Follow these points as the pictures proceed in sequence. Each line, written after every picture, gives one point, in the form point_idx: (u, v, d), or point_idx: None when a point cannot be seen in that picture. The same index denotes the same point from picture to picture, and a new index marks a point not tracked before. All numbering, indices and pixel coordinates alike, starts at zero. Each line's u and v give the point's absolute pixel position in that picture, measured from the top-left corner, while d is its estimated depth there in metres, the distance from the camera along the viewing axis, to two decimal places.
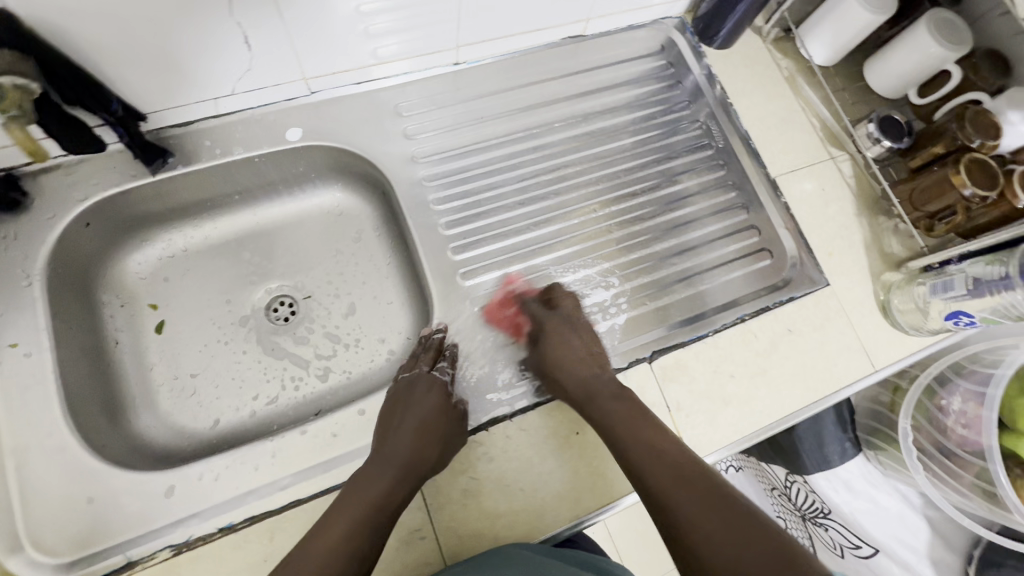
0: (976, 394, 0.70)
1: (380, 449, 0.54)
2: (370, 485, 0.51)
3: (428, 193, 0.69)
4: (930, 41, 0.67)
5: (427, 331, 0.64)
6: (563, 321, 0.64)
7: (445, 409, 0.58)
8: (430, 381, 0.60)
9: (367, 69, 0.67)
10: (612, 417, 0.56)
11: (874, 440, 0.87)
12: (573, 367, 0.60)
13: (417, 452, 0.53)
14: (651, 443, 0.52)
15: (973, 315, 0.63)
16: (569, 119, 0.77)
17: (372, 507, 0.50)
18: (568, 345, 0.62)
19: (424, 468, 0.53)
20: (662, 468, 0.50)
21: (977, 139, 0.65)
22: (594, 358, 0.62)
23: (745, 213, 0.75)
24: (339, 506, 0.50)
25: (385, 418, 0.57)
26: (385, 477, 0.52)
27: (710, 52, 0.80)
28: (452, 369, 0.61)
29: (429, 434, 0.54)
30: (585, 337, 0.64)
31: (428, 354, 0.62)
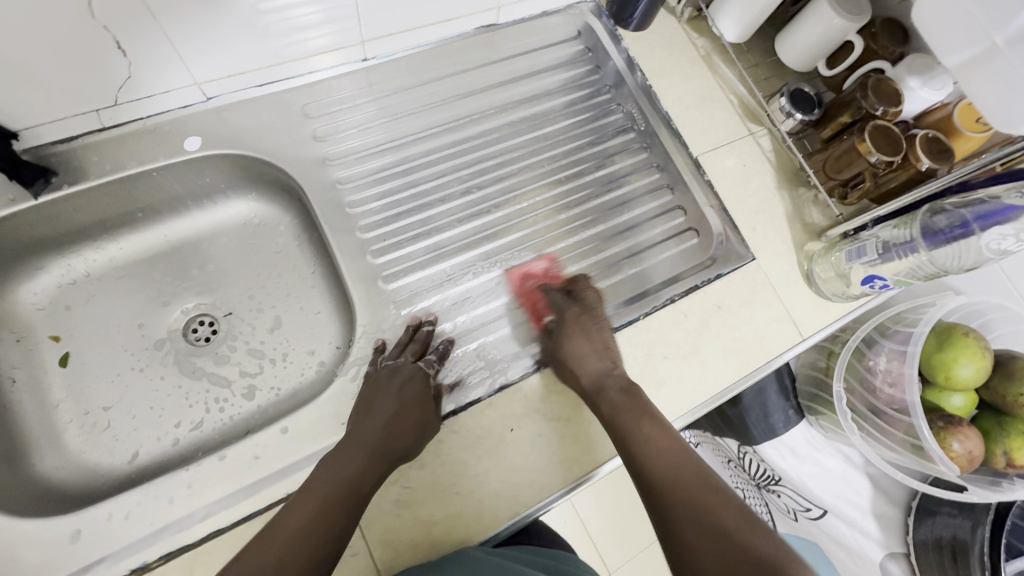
0: (899, 353, 0.72)
1: (354, 438, 0.53)
2: (342, 475, 0.50)
3: (345, 197, 0.66)
4: (831, 13, 0.69)
5: (416, 320, 0.63)
6: (589, 312, 0.64)
7: (425, 399, 0.57)
8: (413, 370, 0.58)
9: (266, 71, 0.64)
10: (615, 408, 0.56)
11: (815, 405, 0.89)
12: (592, 358, 0.60)
13: (393, 442, 0.53)
14: (650, 439, 0.53)
15: (887, 279, 0.65)
16: (489, 110, 0.75)
17: (340, 497, 0.49)
18: (589, 334, 0.62)
19: (396, 458, 0.53)
20: (659, 467, 0.51)
21: (881, 107, 0.66)
22: (609, 347, 0.62)
23: (670, 194, 0.75)
24: (302, 498, 0.49)
25: (364, 407, 0.56)
26: (358, 463, 0.51)
27: (626, 34, 0.80)
28: (437, 364, 0.60)
29: (405, 425, 0.54)
30: (603, 327, 0.63)
31: (416, 345, 0.60)
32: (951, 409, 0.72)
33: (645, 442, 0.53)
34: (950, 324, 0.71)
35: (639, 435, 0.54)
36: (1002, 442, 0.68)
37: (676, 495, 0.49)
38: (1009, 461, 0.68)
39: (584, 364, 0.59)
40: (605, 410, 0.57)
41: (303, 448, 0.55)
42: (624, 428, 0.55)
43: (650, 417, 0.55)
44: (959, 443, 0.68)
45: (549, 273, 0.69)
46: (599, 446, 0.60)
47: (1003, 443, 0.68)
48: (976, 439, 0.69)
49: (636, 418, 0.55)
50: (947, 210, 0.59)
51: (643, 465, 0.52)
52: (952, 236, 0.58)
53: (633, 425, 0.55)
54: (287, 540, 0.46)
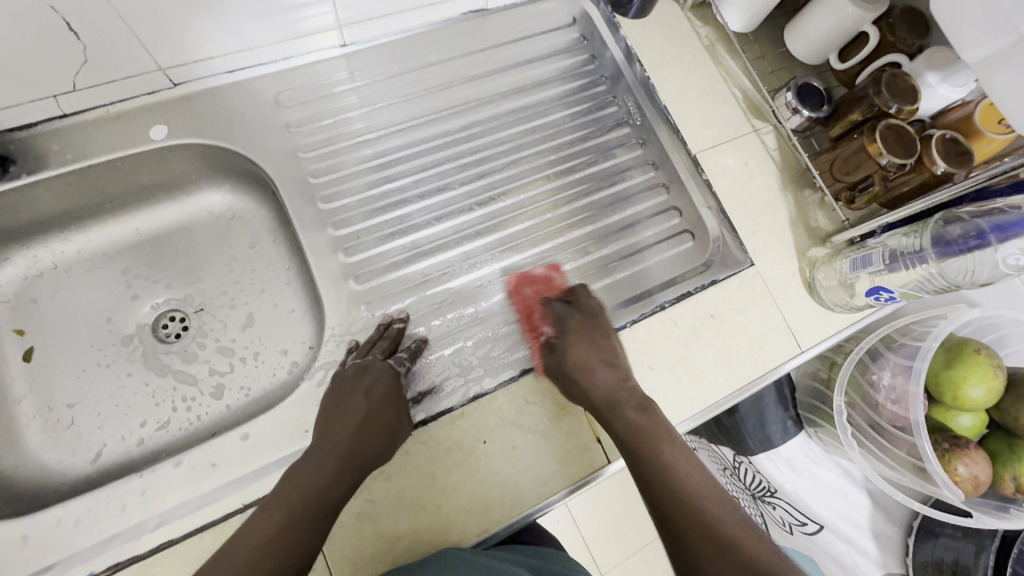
0: (905, 368, 0.68)
1: (323, 441, 0.51)
2: (309, 480, 0.48)
3: (318, 192, 0.63)
4: (845, 1, 0.63)
5: (387, 317, 0.60)
6: (589, 319, 0.61)
7: (396, 400, 0.54)
8: (382, 368, 0.55)
9: (237, 56, 0.60)
10: (631, 425, 0.54)
11: (814, 418, 0.85)
12: (600, 371, 0.57)
13: (363, 445, 0.50)
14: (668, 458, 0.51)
15: (893, 291, 0.60)
16: (476, 101, 0.71)
17: (309, 501, 0.47)
18: (588, 345, 0.58)
19: (367, 462, 0.50)
20: (676, 490, 0.49)
21: (894, 105, 0.61)
22: (616, 362, 0.58)
23: (666, 193, 0.70)
24: (269, 502, 0.47)
25: (330, 409, 0.54)
26: (326, 470, 0.49)
27: (625, 22, 0.75)
28: (409, 362, 0.57)
29: (375, 428, 0.52)
30: (606, 335, 0.60)
31: (384, 342, 0.57)
32: (958, 429, 0.67)
33: (664, 462, 0.51)
34: (961, 339, 0.66)
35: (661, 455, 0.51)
36: (1012, 466, 0.64)
37: (694, 521, 0.47)
38: (1018, 486, 0.64)
39: (593, 379, 0.56)
40: (620, 429, 0.54)
41: (264, 456, 0.52)
42: (642, 445, 0.52)
43: (667, 437, 0.53)
44: (964, 467, 0.64)
45: (550, 281, 0.65)
46: (585, 456, 0.57)
47: (1013, 467, 0.64)
48: (984, 463, 0.65)
49: (654, 437, 0.53)
50: (962, 219, 0.55)
51: (660, 486, 0.50)
52: (966, 247, 0.54)
53: (653, 443, 0.52)
54: (254, 550, 0.44)
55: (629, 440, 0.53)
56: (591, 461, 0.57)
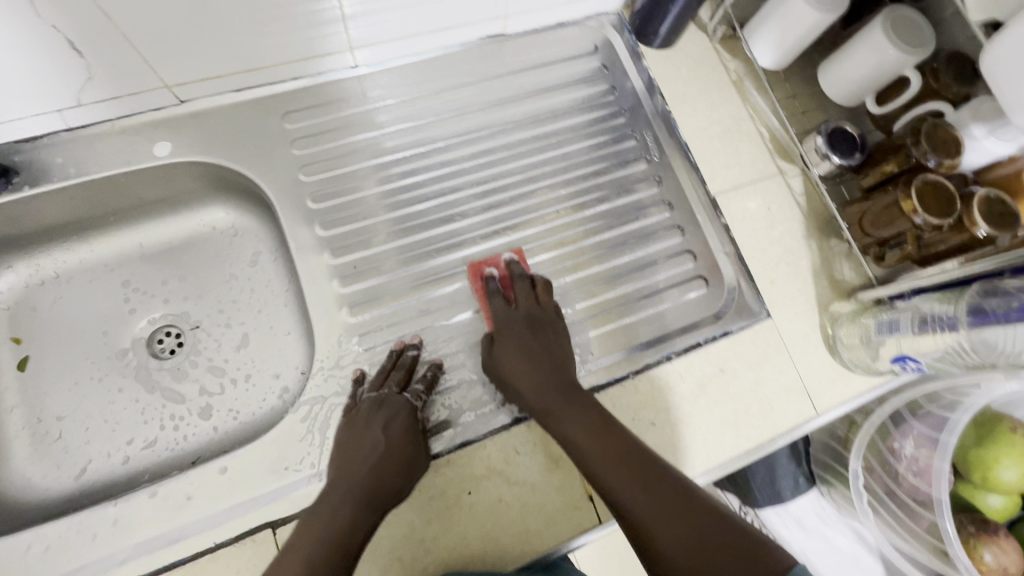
0: (929, 440, 0.62)
1: (340, 480, 0.50)
2: (324, 526, 0.47)
3: (319, 216, 0.62)
4: (885, 43, 0.59)
5: (401, 343, 0.58)
6: (523, 322, 0.58)
7: (412, 435, 0.53)
8: (399, 404, 0.54)
9: (247, 75, 0.60)
10: (571, 427, 0.52)
11: (828, 476, 0.80)
12: (529, 372, 0.55)
13: (380, 485, 0.49)
14: (612, 449, 0.50)
15: (921, 361, 0.55)
16: (489, 129, 0.68)
17: (331, 549, 0.45)
18: (521, 349, 0.57)
19: (383, 500, 0.49)
20: (626, 478, 0.48)
21: (933, 157, 0.57)
22: (557, 362, 0.57)
23: (681, 235, 0.67)
24: (285, 555, 0.45)
25: (344, 446, 0.52)
26: (344, 513, 0.47)
27: (649, 53, 0.72)
28: (425, 395, 0.56)
29: (393, 466, 0.50)
30: (542, 339, 0.58)
31: (399, 373, 0.56)
32: (986, 510, 0.62)
33: (609, 453, 0.49)
34: (996, 414, 0.60)
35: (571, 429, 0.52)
36: None
37: (651, 509, 0.46)
38: None
39: (531, 384, 0.54)
40: (563, 431, 0.52)
41: (240, 493, 0.50)
42: (588, 444, 0.50)
43: (608, 425, 0.52)
44: (992, 555, 0.59)
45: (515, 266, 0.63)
46: (575, 513, 0.53)
47: None
48: (1015, 554, 0.60)
49: (602, 433, 0.51)
50: (1004, 292, 0.50)
51: (612, 482, 0.48)
52: (1004, 320, 0.49)
53: (596, 439, 0.51)
54: None
55: (570, 438, 0.51)
56: (582, 521, 0.53)
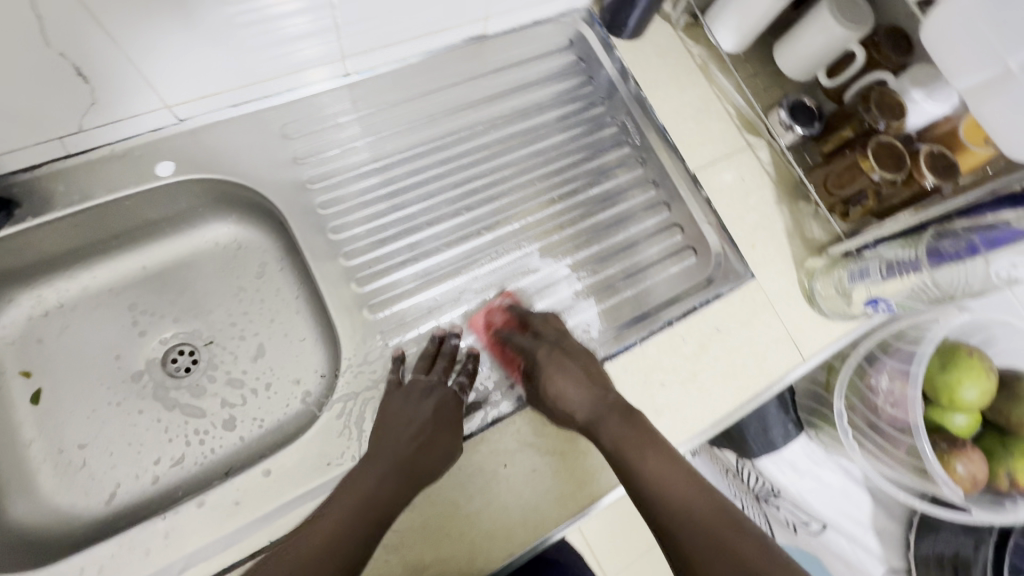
0: (901, 373, 0.70)
1: (384, 455, 0.53)
2: (366, 495, 0.51)
3: (327, 221, 0.63)
4: (833, 22, 0.66)
5: (441, 331, 0.61)
6: (553, 348, 0.60)
7: (455, 419, 0.56)
8: (445, 394, 0.57)
9: (243, 90, 0.61)
10: (618, 440, 0.54)
11: (814, 420, 0.87)
12: (575, 396, 0.57)
13: (422, 462, 0.53)
14: (661, 472, 0.51)
15: (891, 301, 0.62)
16: (480, 126, 0.71)
17: (368, 511, 0.50)
18: (572, 376, 0.58)
19: (422, 478, 0.52)
20: (676, 511, 0.49)
21: (884, 121, 0.64)
22: (593, 376, 0.59)
23: (667, 211, 0.72)
24: (330, 508, 0.50)
25: (389, 423, 0.56)
26: (388, 486, 0.51)
27: (621, 44, 0.77)
28: (468, 387, 0.59)
29: (435, 451, 0.53)
30: (580, 365, 0.59)
31: (443, 362, 0.59)
32: (954, 429, 0.69)
33: (661, 478, 0.51)
34: (954, 343, 0.69)
35: (643, 465, 0.52)
36: (1006, 463, 0.68)
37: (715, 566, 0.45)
38: (1013, 481, 0.67)
39: (573, 403, 0.57)
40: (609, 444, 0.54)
41: (287, 492, 0.52)
42: (643, 472, 0.51)
43: (656, 443, 0.53)
44: (963, 466, 0.67)
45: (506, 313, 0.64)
46: (602, 474, 0.58)
47: (1007, 464, 0.68)
48: (980, 462, 0.68)
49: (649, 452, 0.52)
50: (954, 233, 0.57)
51: (665, 519, 0.49)
52: (959, 257, 0.56)
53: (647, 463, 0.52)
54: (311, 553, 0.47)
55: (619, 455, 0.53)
56: (610, 479, 0.58)
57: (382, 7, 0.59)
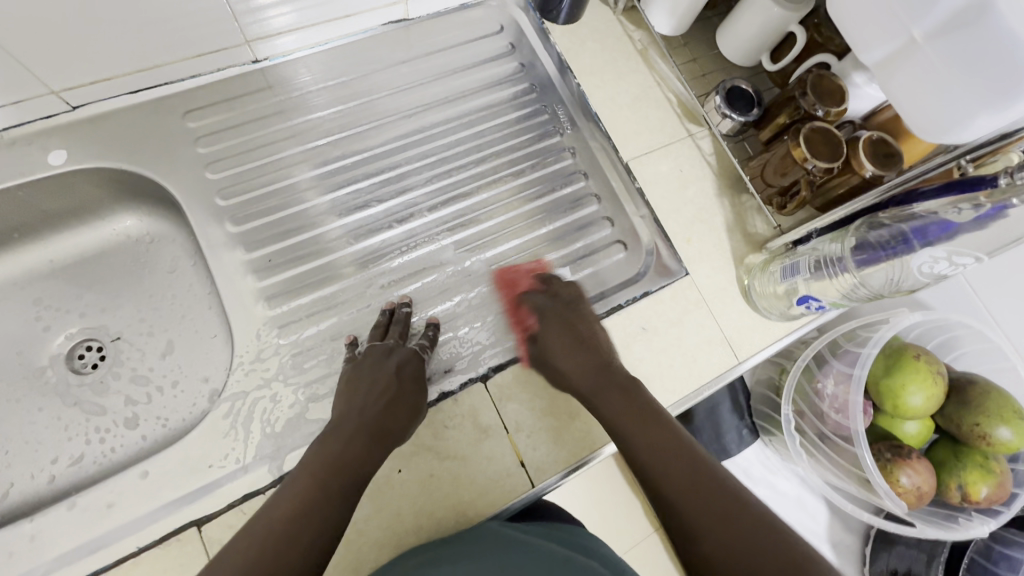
0: (846, 376, 0.66)
1: (350, 414, 0.52)
2: (338, 454, 0.49)
3: (230, 214, 0.61)
4: (768, 2, 0.61)
5: (390, 304, 0.60)
6: (569, 308, 0.62)
7: (420, 381, 0.56)
8: (407, 352, 0.56)
9: (140, 76, 0.58)
10: (617, 414, 0.55)
11: (768, 426, 0.83)
12: (580, 358, 0.59)
13: (388, 422, 0.51)
14: (663, 450, 0.52)
15: (822, 300, 0.58)
16: (402, 114, 0.68)
17: (338, 471, 0.47)
18: (573, 338, 0.60)
19: (390, 439, 0.51)
20: (678, 482, 0.50)
21: (820, 107, 0.59)
22: (594, 343, 0.60)
23: (598, 203, 0.68)
24: (301, 471, 0.48)
25: (353, 386, 0.54)
26: (359, 444, 0.50)
27: (556, 28, 0.73)
28: (429, 349, 0.58)
29: (402, 407, 0.53)
30: (589, 323, 0.61)
31: (398, 327, 0.58)
32: (903, 436, 0.65)
33: (660, 453, 0.52)
34: (902, 345, 0.64)
35: (644, 435, 0.53)
36: (958, 475, 0.63)
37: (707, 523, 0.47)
38: (964, 495, 0.63)
39: (578, 373, 0.58)
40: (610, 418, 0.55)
41: (163, 494, 0.50)
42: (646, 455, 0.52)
43: (656, 418, 0.54)
44: (907, 478, 0.62)
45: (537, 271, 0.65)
46: (507, 481, 0.54)
47: (959, 476, 0.63)
48: (927, 474, 0.63)
49: (650, 428, 0.54)
50: (884, 225, 0.53)
51: (664, 482, 0.51)
52: (892, 252, 0.51)
53: (649, 440, 0.53)
54: (280, 522, 0.44)
55: (620, 430, 0.54)
56: (516, 486, 0.55)
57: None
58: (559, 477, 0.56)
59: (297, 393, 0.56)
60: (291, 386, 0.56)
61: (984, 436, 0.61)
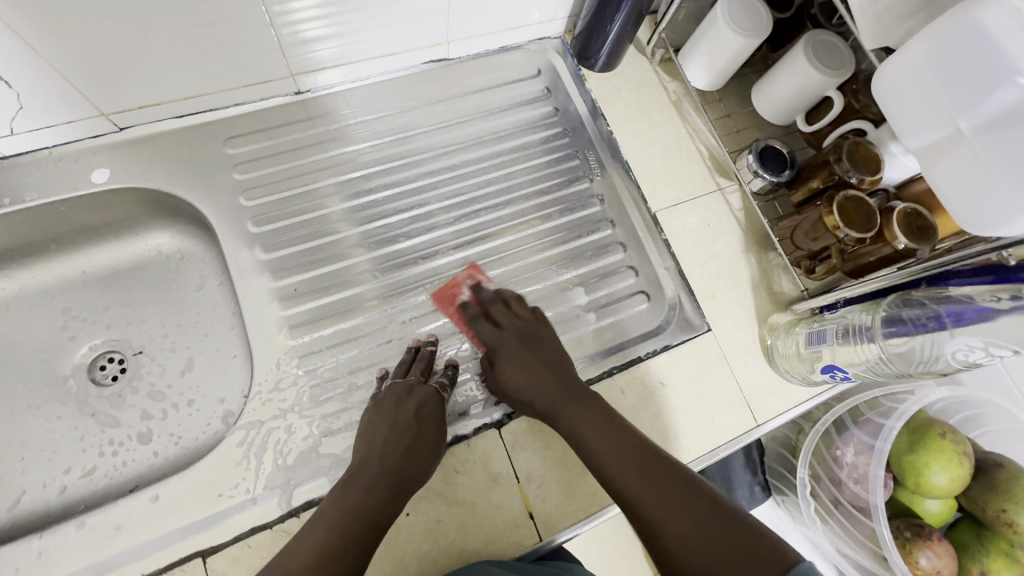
0: (867, 447, 0.64)
1: (366, 458, 0.51)
2: (356, 504, 0.48)
3: (261, 240, 0.62)
4: (807, 67, 0.62)
5: (417, 341, 0.60)
6: (520, 339, 0.59)
7: (439, 422, 0.55)
8: (429, 392, 0.55)
9: (187, 102, 0.60)
10: (573, 424, 0.53)
11: (780, 485, 0.81)
12: (528, 384, 0.55)
13: (407, 470, 0.51)
14: (620, 451, 0.50)
15: (846, 371, 0.57)
16: (436, 150, 0.69)
17: (358, 523, 0.47)
18: (525, 362, 0.57)
19: (411, 486, 0.51)
20: (628, 471, 0.49)
21: (855, 175, 0.59)
22: (552, 364, 0.57)
23: (623, 251, 0.68)
24: (318, 520, 0.47)
25: (375, 421, 0.54)
26: (377, 494, 0.49)
27: (592, 75, 0.74)
28: (449, 388, 0.58)
29: (418, 450, 0.52)
30: (536, 355, 0.58)
31: (421, 365, 0.58)
32: (924, 514, 0.63)
33: (622, 458, 0.49)
34: (927, 420, 0.62)
35: (593, 435, 0.52)
36: (979, 559, 0.61)
37: (660, 505, 0.46)
38: None
39: (528, 390, 0.55)
40: (569, 428, 0.53)
41: (172, 521, 0.50)
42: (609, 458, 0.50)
43: (622, 428, 0.52)
44: (926, 559, 0.60)
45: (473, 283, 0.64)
46: (515, 532, 0.54)
47: (981, 562, 0.60)
48: (948, 557, 0.61)
49: (614, 433, 0.52)
50: (917, 302, 0.51)
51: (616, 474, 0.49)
52: (924, 329, 0.50)
53: (606, 442, 0.51)
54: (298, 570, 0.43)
55: (585, 440, 0.52)
56: (524, 538, 0.54)
57: (328, 27, 0.58)
58: (569, 532, 0.55)
59: (312, 426, 0.55)
60: (306, 418, 0.56)
61: (1009, 523, 0.59)
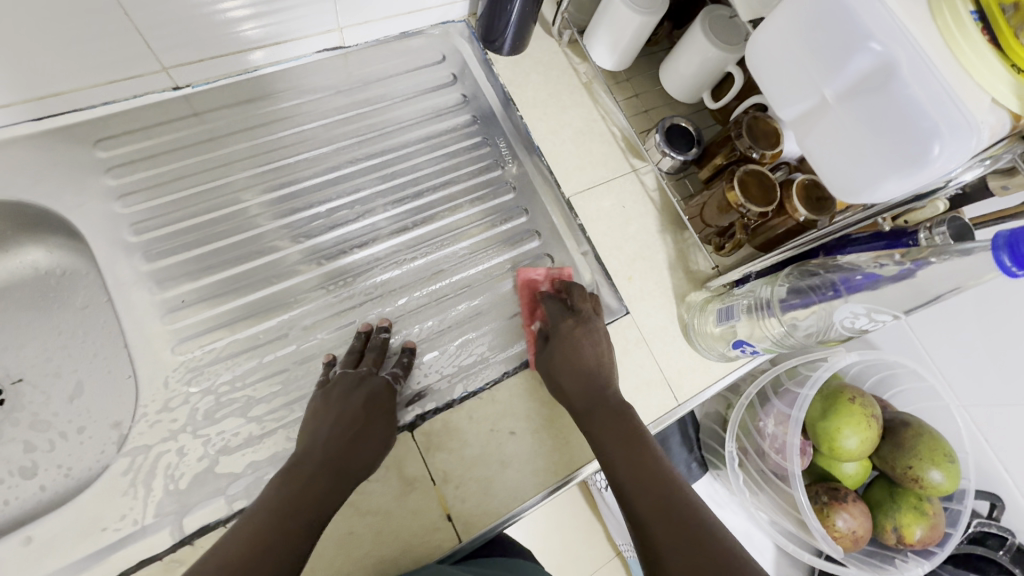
0: (784, 416, 0.65)
1: (315, 445, 0.49)
2: (296, 495, 0.45)
3: (145, 251, 0.57)
4: (704, 43, 0.61)
5: (368, 326, 0.59)
6: (582, 325, 0.59)
7: (388, 415, 0.53)
8: (378, 383, 0.54)
9: (44, 102, 0.54)
10: (604, 433, 0.52)
11: (715, 459, 0.82)
12: (588, 372, 0.56)
13: (351, 458, 0.49)
14: (648, 473, 0.49)
15: (754, 345, 0.57)
16: (338, 144, 0.66)
17: (294, 506, 0.44)
18: (585, 354, 0.57)
19: (354, 476, 0.49)
20: (651, 498, 0.47)
21: (756, 150, 0.59)
22: (603, 367, 0.57)
23: (538, 239, 0.67)
24: (255, 508, 0.44)
25: (321, 411, 0.52)
26: (321, 482, 0.47)
27: (500, 59, 0.72)
28: (402, 378, 0.56)
29: (365, 440, 0.50)
30: (598, 341, 0.58)
31: (372, 354, 0.56)
32: (841, 477, 0.65)
33: (644, 478, 0.48)
34: (838, 387, 0.64)
35: (627, 455, 0.50)
36: (893, 516, 0.63)
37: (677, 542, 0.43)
38: (900, 537, 0.63)
39: (579, 384, 0.55)
40: (600, 441, 0.52)
41: (49, 564, 0.46)
42: (634, 485, 0.48)
43: (646, 446, 0.51)
44: (843, 521, 0.62)
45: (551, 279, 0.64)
46: (434, 534, 0.52)
47: (894, 518, 0.63)
48: (862, 517, 0.63)
49: (638, 453, 0.50)
50: (815, 273, 0.52)
51: (642, 505, 0.46)
52: (822, 299, 0.51)
53: (634, 463, 0.49)
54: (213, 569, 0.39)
55: (613, 456, 0.51)
56: (443, 540, 0.52)
57: (247, 9, 0.55)
58: (489, 531, 0.53)
59: (206, 445, 0.52)
60: (201, 438, 0.52)
61: (917, 478, 0.62)
